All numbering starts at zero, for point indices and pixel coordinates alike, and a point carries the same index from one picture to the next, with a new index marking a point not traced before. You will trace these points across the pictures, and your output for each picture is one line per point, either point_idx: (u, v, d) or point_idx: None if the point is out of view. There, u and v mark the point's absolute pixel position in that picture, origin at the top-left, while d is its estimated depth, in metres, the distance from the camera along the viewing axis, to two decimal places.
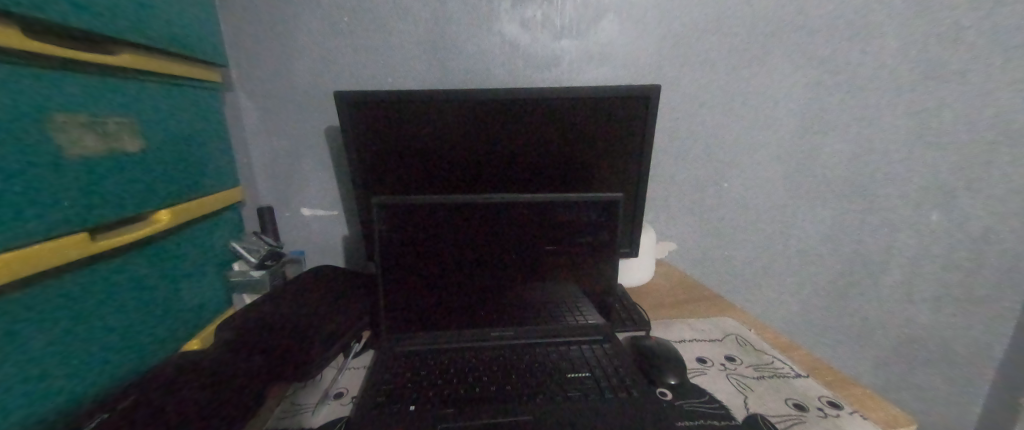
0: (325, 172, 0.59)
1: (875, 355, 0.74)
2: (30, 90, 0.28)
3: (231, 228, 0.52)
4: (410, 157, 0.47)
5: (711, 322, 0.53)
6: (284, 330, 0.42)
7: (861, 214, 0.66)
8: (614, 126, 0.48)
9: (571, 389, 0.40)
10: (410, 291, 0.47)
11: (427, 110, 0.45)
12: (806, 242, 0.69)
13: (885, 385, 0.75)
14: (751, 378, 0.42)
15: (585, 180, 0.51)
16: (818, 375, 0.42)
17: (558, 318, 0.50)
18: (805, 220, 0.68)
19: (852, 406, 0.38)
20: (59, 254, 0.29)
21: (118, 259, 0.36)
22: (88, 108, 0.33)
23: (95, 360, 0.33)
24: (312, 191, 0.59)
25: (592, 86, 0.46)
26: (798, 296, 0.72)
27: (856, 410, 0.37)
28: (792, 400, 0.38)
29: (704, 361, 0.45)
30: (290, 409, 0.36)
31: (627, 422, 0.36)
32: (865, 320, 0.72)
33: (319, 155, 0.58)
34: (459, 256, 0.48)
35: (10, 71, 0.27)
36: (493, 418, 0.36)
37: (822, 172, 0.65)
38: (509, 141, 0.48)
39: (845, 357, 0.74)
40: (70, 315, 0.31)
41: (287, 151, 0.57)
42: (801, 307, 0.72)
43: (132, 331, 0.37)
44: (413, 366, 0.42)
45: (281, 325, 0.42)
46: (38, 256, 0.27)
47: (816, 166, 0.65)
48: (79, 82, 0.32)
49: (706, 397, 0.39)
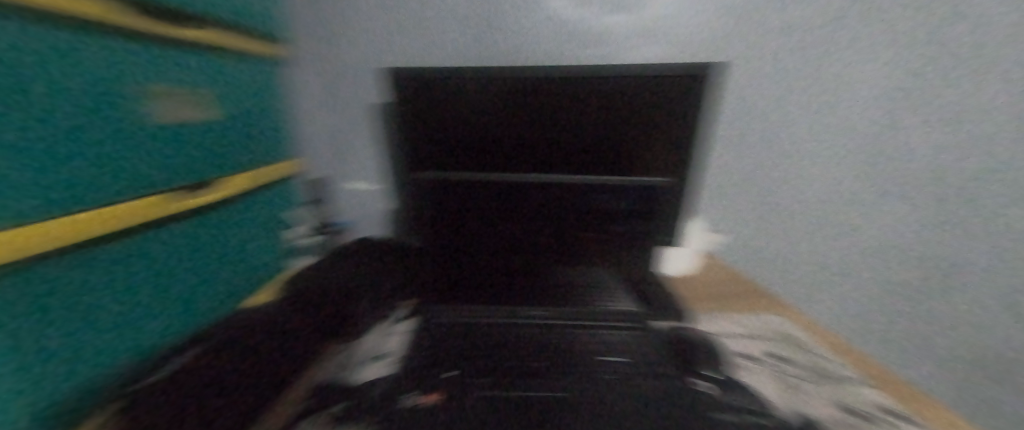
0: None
1: (978, 382, 0.62)
2: (87, 60, 0.33)
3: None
4: (443, 136, 0.46)
5: (757, 318, 0.50)
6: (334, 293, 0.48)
7: (970, 213, 0.56)
8: (661, 107, 0.45)
9: (604, 371, 0.46)
10: (447, 265, 0.50)
11: (462, 86, 0.45)
12: (907, 246, 0.57)
13: (990, 419, 0.63)
14: (803, 378, 0.44)
15: (626, 162, 0.47)
16: (885, 386, 0.44)
17: (593, 303, 0.51)
18: (909, 218, 0.56)
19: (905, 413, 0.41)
20: (130, 215, 0.36)
21: (182, 219, 0.41)
22: (157, 76, 0.38)
23: (162, 297, 0.40)
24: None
25: (640, 65, 0.44)
26: (896, 311, 0.59)
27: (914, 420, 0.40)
28: (841, 402, 0.41)
29: (751, 357, 0.46)
30: (342, 364, 0.45)
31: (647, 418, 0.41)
32: (966, 339, 0.61)
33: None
34: (494, 235, 0.49)
35: (71, 39, 0.32)
36: (521, 391, 0.43)
37: (932, 163, 0.54)
38: (546, 120, 0.45)
39: (946, 384, 0.62)
40: (121, 262, 0.37)
41: None
42: (885, 330, 0.60)
43: (201, 274, 0.44)
44: (455, 334, 0.49)
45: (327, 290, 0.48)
46: (101, 216, 0.34)
47: (924, 154, 0.53)
48: (151, 52, 0.38)
49: (751, 395, 0.42)
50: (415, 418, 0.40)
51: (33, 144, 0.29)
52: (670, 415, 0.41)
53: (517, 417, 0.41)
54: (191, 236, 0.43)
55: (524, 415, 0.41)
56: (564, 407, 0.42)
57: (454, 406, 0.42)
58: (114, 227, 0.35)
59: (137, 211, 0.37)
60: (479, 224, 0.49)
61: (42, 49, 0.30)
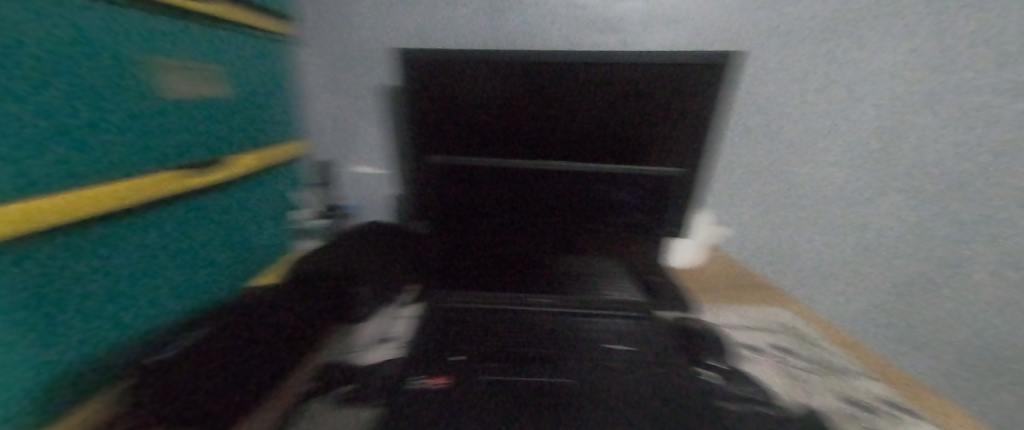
0: (362, 114, 0.44)
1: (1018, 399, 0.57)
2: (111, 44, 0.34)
3: None
4: (460, 122, 0.46)
5: (763, 313, 0.49)
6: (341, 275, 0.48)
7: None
8: (679, 98, 0.45)
9: (606, 360, 0.47)
10: (456, 253, 0.50)
11: (480, 72, 0.44)
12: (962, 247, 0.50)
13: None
14: (806, 369, 0.46)
15: (643, 152, 0.47)
16: (886, 380, 0.46)
17: (598, 293, 0.52)
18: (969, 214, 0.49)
19: (902, 405, 0.43)
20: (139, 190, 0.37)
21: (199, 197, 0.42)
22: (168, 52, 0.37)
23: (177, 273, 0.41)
24: (360, 135, 0.45)
25: (653, 53, 0.43)
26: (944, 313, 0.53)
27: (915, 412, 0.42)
28: (846, 395, 0.43)
29: (760, 350, 0.47)
30: (353, 344, 0.46)
31: (649, 403, 0.42)
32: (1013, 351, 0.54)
33: (358, 90, 0.43)
34: (502, 224, 0.49)
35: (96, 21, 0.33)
36: (523, 375, 0.45)
37: None
38: (562, 109, 0.45)
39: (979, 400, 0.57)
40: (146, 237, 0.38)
41: None
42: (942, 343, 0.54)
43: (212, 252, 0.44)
44: (461, 321, 0.50)
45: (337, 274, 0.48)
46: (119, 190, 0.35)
47: None
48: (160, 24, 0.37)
49: (759, 387, 0.44)
50: (423, 401, 0.41)
51: (50, 136, 0.31)
52: (657, 415, 0.41)
53: (521, 394, 0.42)
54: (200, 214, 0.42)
55: (529, 396, 0.42)
56: (577, 392, 0.43)
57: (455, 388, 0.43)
58: (138, 201, 0.37)
59: (152, 186, 0.38)
60: (487, 212, 0.49)
61: (78, 36, 0.32)
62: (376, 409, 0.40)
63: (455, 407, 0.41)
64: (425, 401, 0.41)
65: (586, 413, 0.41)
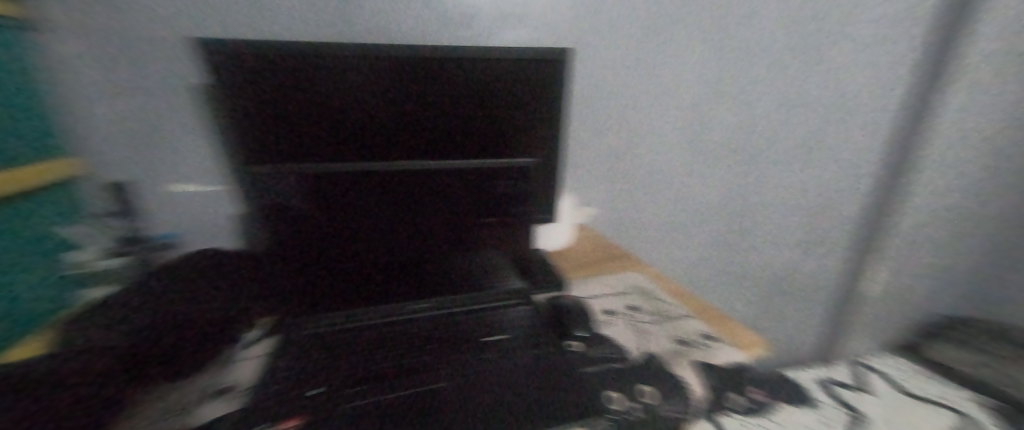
0: (172, 125, 0.37)
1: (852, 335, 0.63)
2: None
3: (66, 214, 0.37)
4: (298, 123, 0.40)
5: (618, 278, 0.55)
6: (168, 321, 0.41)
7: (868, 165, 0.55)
8: (529, 88, 0.46)
9: (482, 353, 0.52)
10: (317, 272, 0.45)
11: (310, 64, 0.39)
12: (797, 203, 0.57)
13: (869, 357, 0.62)
14: (651, 322, 0.55)
15: (506, 140, 0.47)
16: (704, 317, 0.58)
17: (480, 285, 0.53)
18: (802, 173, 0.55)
19: (711, 336, 0.57)
20: None
21: None
22: None
23: None
24: (168, 150, 0.38)
25: (502, 43, 0.44)
26: (790, 263, 0.60)
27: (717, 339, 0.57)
28: (676, 337, 0.56)
29: (611, 313, 0.54)
30: (181, 402, 0.42)
31: (512, 390, 0.51)
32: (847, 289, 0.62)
33: (160, 97, 0.36)
34: (369, 234, 0.46)
35: None
36: (393, 391, 0.48)
37: None
38: (416, 102, 0.42)
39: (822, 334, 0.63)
40: None
41: None
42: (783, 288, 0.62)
43: None
44: (322, 348, 0.47)
45: (161, 320, 0.40)
46: None
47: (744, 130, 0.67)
48: None
49: (615, 349, 0.54)
50: None
51: None
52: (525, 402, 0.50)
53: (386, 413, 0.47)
54: None
55: (392, 413, 0.47)
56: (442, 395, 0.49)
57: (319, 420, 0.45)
58: None
59: None
60: (348, 223, 0.45)
61: None
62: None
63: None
64: None
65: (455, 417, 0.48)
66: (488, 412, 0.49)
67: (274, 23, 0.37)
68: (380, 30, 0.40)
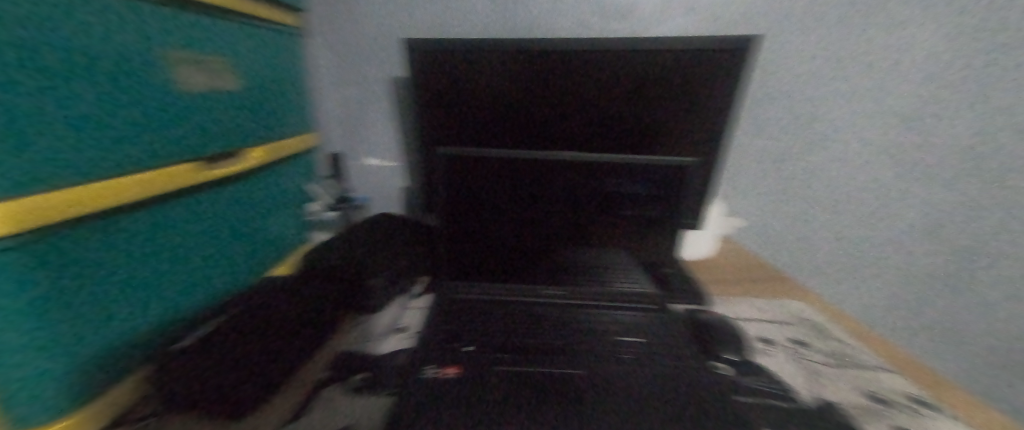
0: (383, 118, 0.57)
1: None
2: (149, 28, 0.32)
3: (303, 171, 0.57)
4: (462, 112, 0.47)
5: (774, 303, 0.49)
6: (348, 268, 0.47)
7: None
8: (689, 85, 0.44)
9: (621, 352, 0.41)
10: (463, 240, 0.51)
11: (484, 61, 0.44)
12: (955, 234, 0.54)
13: None
14: (826, 364, 0.40)
15: (647, 140, 0.47)
16: (917, 377, 0.39)
17: (607, 282, 0.51)
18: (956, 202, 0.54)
19: (927, 398, 0.36)
20: (169, 181, 0.34)
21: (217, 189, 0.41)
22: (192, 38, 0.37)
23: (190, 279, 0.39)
24: (364, 138, 0.59)
25: (683, 36, 0.41)
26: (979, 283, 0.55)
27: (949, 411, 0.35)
28: (870, 392, 0.36)
29: (769, 342, 0.43)
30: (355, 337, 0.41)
31: (673, 397, 0.35)
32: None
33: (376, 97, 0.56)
34: (508, 215, 0.50)
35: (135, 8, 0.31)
36: (536, 363, 0.38)
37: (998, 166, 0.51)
38: (567, 98, 0.46)
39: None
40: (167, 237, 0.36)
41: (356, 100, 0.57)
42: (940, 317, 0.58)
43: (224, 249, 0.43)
44: (472, 309, 0.47)
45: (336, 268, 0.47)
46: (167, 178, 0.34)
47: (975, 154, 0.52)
48: (176, 12, 0.35)
49: (774, 381, 0.37)
50: (438, 387, 0.35)
51: (109, 118, 0.29)
52: (687, 397, 0.35)
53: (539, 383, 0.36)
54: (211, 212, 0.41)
55: (539, 376, 0.37)
56: (591, 385, 0.36)
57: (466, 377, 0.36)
58: (156, 199, 0.34)
59: (180, 178, 0.35)
60: (494, 201, 0.49)
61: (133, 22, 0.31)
62: (382, 400, 0.34)
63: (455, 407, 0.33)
64: (438, 392, 0.35)
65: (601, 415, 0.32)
66: (650, 400, 0.34)
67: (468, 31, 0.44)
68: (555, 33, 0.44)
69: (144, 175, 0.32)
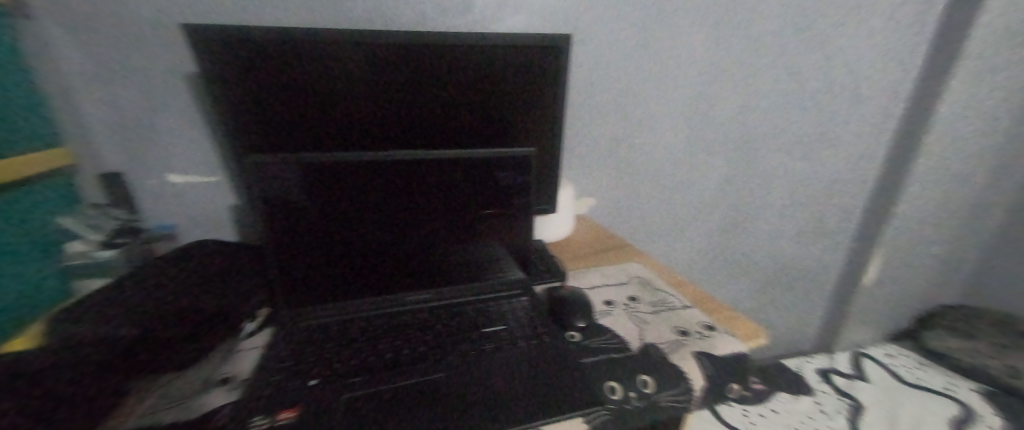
0: (166, 118, 0.40)
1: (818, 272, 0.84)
2: None
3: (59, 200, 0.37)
4: (295, 111, 0.39)
5: (620, 268, 0.56)
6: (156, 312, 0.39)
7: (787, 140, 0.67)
8: (532, 78, 0.46)
9: (484, 342, 0.44)
10: (315, 261, 0.45)
11: (308, 48, 0.37)
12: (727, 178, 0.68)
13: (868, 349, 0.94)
14: (646, 312, 0.49)
15: (503, 131, 0.47)
16: (701, 304, 0.52)
17: (479, 275, 0.52)
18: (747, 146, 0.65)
19: (720, 326, 0.47)
20: None
21: None
22: None
23: None
24: (166, 151, 0.41)
25: (512, 29, 0.42)
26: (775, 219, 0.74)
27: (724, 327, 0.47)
28: (678, 328, 0.46)
29: (610, 303, 0.50)
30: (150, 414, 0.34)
31: (531, 400, 0.37)
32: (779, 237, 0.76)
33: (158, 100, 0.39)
34: (368, 224, 0.45)
35: None
36: (374, 382, 0.37)
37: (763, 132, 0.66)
38: (416, 90, 0.42)
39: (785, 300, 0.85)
40: None
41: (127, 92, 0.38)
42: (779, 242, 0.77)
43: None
44: (316, 341, 0.42)
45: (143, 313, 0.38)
46: None
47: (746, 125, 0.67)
48: None
49: (609, 334, 0.45)
50: None
51: None
52: (545, 405, 0.36)
53: (417, 392, 0.37)
54: None
55: (369, 402, 0.35)
56: (447, 382, 0.38)
57: (313, 412, 0.34)
58: None
59: None
60: (347, 212, 0.44)
61: None
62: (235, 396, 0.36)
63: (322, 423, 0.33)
64: None
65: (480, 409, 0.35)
66: (518, 414, 0.35)
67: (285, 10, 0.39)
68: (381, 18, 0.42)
69: None
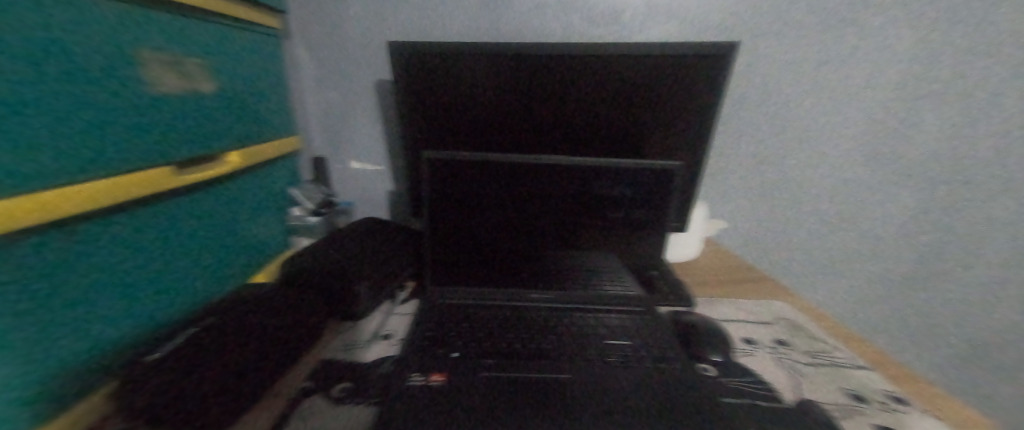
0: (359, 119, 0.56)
1: None
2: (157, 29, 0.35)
3: (286, 176, 0.55)
4: (459, 118, 0.46)
5: (760, 303, 0.51)
6: (336, 272, 0.47)
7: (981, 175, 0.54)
8: (683, 90, 0.43)
9: (610, 356, 0.42)
10: (452, 248, 0.51)
11: (479, 64, 0.43)
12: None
13: None
14: (804, 361, 0.42)
15: (635, 146, 0.47)
16: (883, 369, 0.41)
17: (594, 286, 0.52)
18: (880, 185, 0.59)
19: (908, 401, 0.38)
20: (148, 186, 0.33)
21: (198, 191, 0.40)
22: (172, 42, 0.36)
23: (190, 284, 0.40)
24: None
25: (673, 42, 0.41)
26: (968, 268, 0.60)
27: (926, 409, 0.36)
28: (848, 391, 0.38)
29: (751, 342, 0.45)
30: (350, 343, 0.43)
31: (647, 388, 0.38)
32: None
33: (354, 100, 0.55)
34: (498, 220, 0.50)
35: (132, 16, 0.32)
36: (529, 372, 0.39)
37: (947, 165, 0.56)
38: (560, 102, 0.44)
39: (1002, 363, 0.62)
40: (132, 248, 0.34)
41: (337, 106, 0.56)
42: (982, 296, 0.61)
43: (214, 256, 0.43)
44: (454, 319, 0.47)
45: (333, 267, 0.48)
46: (137, 183, 0.32)
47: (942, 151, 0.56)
48: (171, 16, 0.36)
49: (750, 377, 0.40)
50: (421, 398, 0.35)
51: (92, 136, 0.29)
52: (660, 400, 0.36)
53: (536, 392, 0.37)
54: (194, 214, 0.40)
55: (528, 386, 0.38)
56: (578, 383, 0.38)
57: (454, 374, 0.39)
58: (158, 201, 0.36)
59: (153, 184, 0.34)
60: (482, 208, 0.49)
61: (118, 22, 0.31)
62: (367, 407, 0.34)
63: (457, 392, 0.36)
64: (432, 397, 0.35)
65: (582, 409, 0.35)
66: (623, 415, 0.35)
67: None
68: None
69: (120, 179, 0.31)
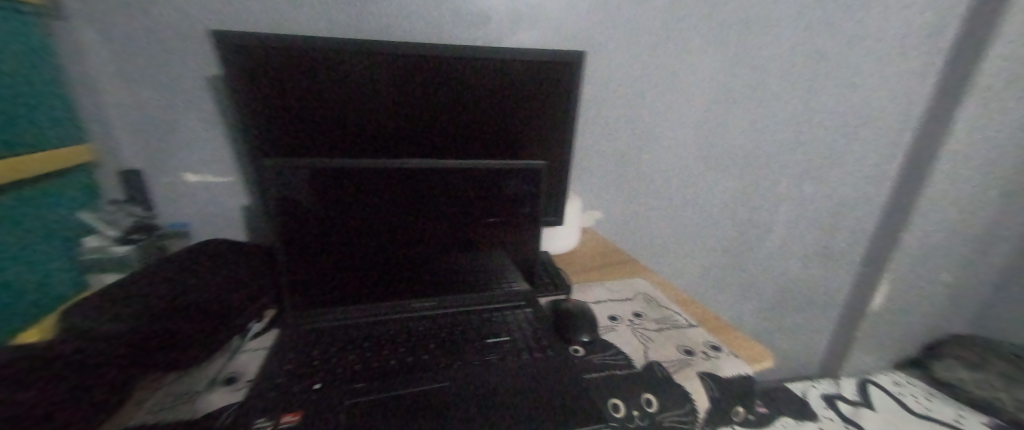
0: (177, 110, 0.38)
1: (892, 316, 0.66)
2: None
3: (64, 198, 0.34)
4: (315, 120, 0.41)
5: (623, 283, 0.57)
6: (172, 310, 0.40)
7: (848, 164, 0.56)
8: (544, 91, 0.46)
9: (490, 354, 0.45)
10: (320, 266, 0.45)
11: (331, 60, 0.39)
12: (764, 205, 0.58)
13: (878, 376, 0.70)
14: (651, 328, 0.50)
15: (509, 145, 0.47)
16: (707, 325, 0.51)
17: (480, 286, 0.52)
18: None
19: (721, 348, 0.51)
20: None
21: None
22: None
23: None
24: (176, 151, 0.40)
25: (532, 46, 0.43)
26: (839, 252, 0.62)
27: (730, 348, 0.47)
28: (682, 347, 0.48)
29: (615, 318, 0.51)
30: (162, 401, 0.36)
31: (540, 385, 0.43)
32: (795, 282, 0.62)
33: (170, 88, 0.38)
34: (372, 231, 0.46)
35: None
36: (396, 390, 0.40)
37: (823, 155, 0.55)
38: (427, 103, 0.43)
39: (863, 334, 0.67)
40: None
41: (145, 92, 0.37)
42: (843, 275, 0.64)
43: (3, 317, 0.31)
44: (322, 344, 0.44)
45: (166, 303, 0.40)
46: None
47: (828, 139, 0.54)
48: None
49: (611, 350, 0.47)
50: None
51: None
52: (560, 410, 0.40)
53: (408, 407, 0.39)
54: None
55: (392, 403, 0.39)
56: (458, 388, 0.41)
57: (312, 416, 0.37)
58: None
59: None
60: (352, 219, 0.44)
61: None
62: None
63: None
64: None
65: (476, 377, 0.42)
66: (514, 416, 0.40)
67: (320, 13, 0.38)
68: (414, 24, 0.41)
69: None
